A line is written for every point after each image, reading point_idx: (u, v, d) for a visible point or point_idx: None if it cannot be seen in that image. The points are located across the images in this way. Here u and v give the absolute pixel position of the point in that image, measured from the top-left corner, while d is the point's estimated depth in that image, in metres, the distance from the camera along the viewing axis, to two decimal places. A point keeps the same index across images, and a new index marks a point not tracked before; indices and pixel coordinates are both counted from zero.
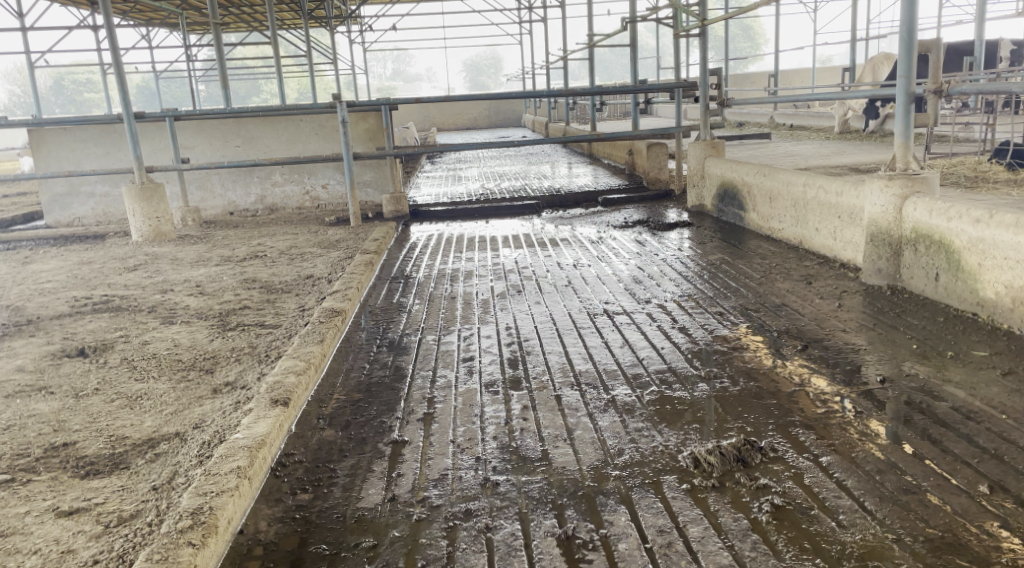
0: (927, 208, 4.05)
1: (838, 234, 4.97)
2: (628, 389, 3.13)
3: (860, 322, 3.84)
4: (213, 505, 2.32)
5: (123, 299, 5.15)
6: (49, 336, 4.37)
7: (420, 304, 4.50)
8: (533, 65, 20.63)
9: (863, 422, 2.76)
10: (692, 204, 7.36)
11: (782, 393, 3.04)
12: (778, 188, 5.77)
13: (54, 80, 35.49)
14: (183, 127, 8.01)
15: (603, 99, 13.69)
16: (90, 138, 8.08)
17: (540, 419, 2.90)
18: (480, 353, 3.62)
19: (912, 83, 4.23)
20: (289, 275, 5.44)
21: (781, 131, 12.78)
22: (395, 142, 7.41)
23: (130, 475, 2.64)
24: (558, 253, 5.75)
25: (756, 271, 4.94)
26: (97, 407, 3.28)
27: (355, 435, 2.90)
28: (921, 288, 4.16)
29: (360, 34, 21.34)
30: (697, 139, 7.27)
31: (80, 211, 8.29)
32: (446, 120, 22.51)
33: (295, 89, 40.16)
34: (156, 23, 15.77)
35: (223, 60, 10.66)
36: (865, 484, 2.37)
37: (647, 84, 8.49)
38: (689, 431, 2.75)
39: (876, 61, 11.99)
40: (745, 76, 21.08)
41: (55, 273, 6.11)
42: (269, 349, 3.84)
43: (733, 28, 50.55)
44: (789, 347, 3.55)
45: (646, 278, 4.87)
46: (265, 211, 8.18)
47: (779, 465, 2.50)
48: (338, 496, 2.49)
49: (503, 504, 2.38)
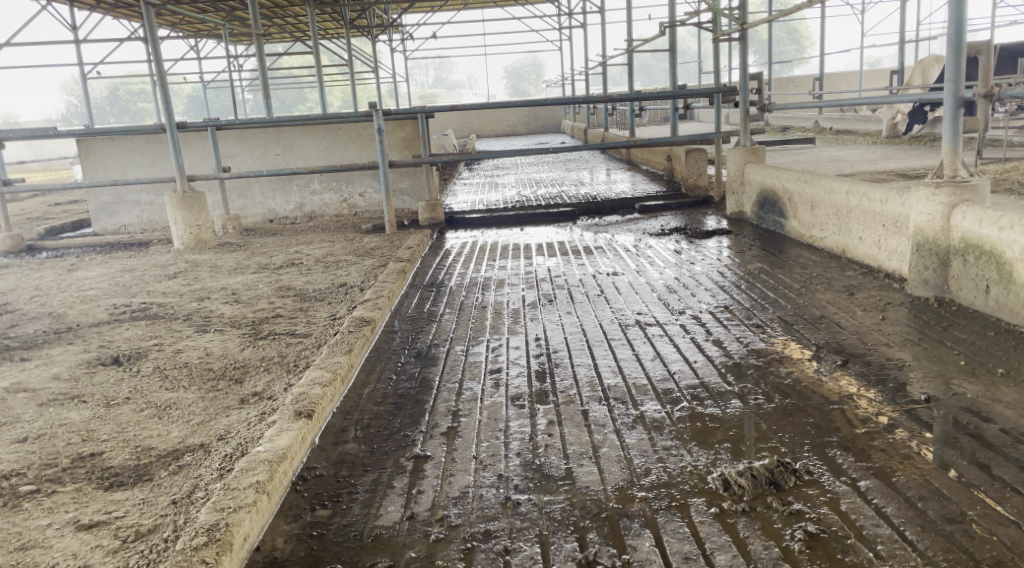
0: (977, 217, 3.88)
1: (883, 243, 4.81)
2: (658, 404, 3.04)
3: (904, 336, 3.69)
4: (229, 521, 2.30)
5: (160, 307, 5.20)
6: (86, 344, 4.42)
7: (450, 313, 4.46)
8: (574, 71, 20.58)
9: (905, 444, 2.63)
10: (732, 212, 7.21)
11: (819, 411, 2.92)
12: (820, 195, 5.61)
13: (110, 90, 36.58)
14: (224, 137, 8.09)
15: (642, 104, 13.54)
16: (136, 148, 8.20)
17: (566, 435, 2.83)
18: (508, 365, 3.56)
19: (961, 87, 4.06)
20: (323, 283, 5.44)
21: (827, 135, 12.53)
22: (431, 150, 7.37)
23: (151, 488, 2.63)
24: (593, 261, 5.67)
25: (797, 281, 4.80)
26: (126, 416, 3.29)
27: (378, 449, 2.85)
28: (970, 300, 3.99)
29: (402, 43, 21.49)
30: (736, 145, 7.15)
31: (126, 219, 8.43)
32: (486, 127, 22.48)
33: (339, 97, 40.65)
34: (204, 35, 16.06)
35: (265, 70, 10.73)
36: (906, 512, 2.25)
37: (686, 89, 8.35)
38: (721, 451, 2.65)
39: (926, 64, 11.68)
40: (790, 80, 20.70)
41: (97, 280, 6.20)
42: (298, 359, 3.83)
43: (779, 31, 49.97)
44: (828, 362, 3.42)
45: (681, 288, 4.76)
46: (304, 218, 8.23)
47: (813, 489, 2.39)
48: (356, 513, 2.45)
49: (523, 525, 2.31)
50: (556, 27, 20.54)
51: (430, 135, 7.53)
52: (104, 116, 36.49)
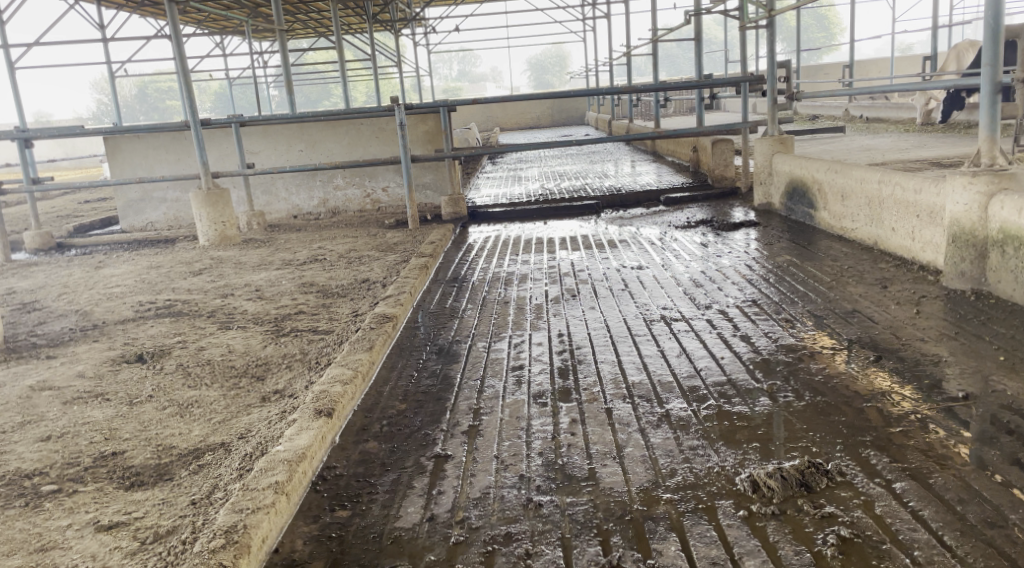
0: (1016, 207, 3.76)
1: (916, 235, 4.69)
2: (683, 403, 2.97)
3: (940, 331, 3.58)
4: (248, 523, 2.28)
5: (184, 303, 5.20)
6: (111, 342, 4.43)
7: (473, 309, 4.41)
8: (598, 62, 20.43)
9: (942, 443, 2.54)
10: (759, 203, 7.09)
11: (851, 410, 2.83)
12: (851, 186, 5.49)
13: (139, 88, 37.04)
14: (248, 133, 8.10)
15: (668, 94, 13.38)
16: (162, 146, 8.25)
17: (589, 434, 2.77)
18: (530, 362, 3.51)
19: (999, 72, 3.94)
20: (345, 279, 5.42)
21: (857, 123, 12.31)
22: (454, 144, 7.32)
23: (171, 488, 2.61)
24: (617, 255, 5.59)
25: (827, 274, 4.70)
26: (148, 415, 3.28)
27: (398, 448, 2.82)
28: (1010, 292, 3.86)
29: (426, 37, 21.44)
30: (764, 135, 7.03)
31: (153, 217, 8.48)
32: (510, 119, 22.57)
33: (364, 92, 40.79)
34: (229, 31, 16.13)
35: (288, 66, 10.70)
36: (945, 515, 2.16)
37: (712, 78, 8.21)
38: (749, 451, 2.58)
39: (960, 49, 11.42)
40: (817, 68, 20.33)
41: (124, 278, 6.23)
42: (319, 356, 3.80)
43: (807, 19, 49.33)
44: (860, 358, 3.32)
45: (708, 282, 4.67)
46: (327, 214, 8.23)
47: (846, 491, 2.31)
48: (376, 514, 2.41)
49: (545, 528, 2.26)
50: (580, 18, 20.38)
51: (452, 129, 7.47)
52: (133, 115, 36.90)
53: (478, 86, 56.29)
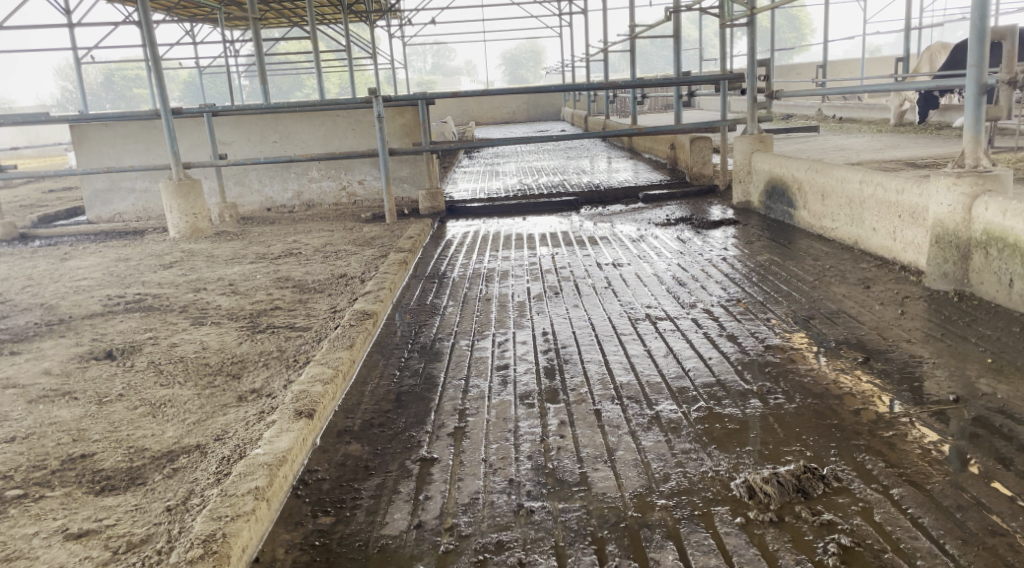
0: (1001, 208, 3.75)
1: (898, 235, 4.68)
2: (673, 404, 2.91)
3: (926, 332, 3.56)
4: (227, 531, 2.18)
5: (155, 298, 5.05)
6: (78, 337, 4.28)
7: (454, 306, 4.33)
8: (575, 57, 20.38)
9: (937, 448, 2.51)
10: (738, 201, 7.07)
11: (843, 413, 2.79)
12: (832, 185, 5.48)
13: (105, 75, 36.30)
14: (221, 123, 7.92)
15: (644, 91, 13.37)
16: (131, 135, 8.03)
17: (579, 436, 2.70)
18: (515, 361, 3.43)
19: (984, 73, 3.93)
20: (322, 274, 5.30)
21: (832, 123, 12.39)
22: (432, 138, 7.21)
23: (145, 493, 2.50)
24: (598, 252, 5.53)
25: (809, 273, 4.68)
26: (119, 415, 3.16)
27: (382, 450, 2.73)
28: (993, 293, 3.86)
29: (401, 29, 21.24)
30: (743, 134, 7.01)
31: (121, 207, 8.27)
32: (485, 114, 22.42)
33: (337, 84, 40.38)
34: (199, 19, 15.80)
35: (261, 55, 10.46)
36: (944, 523, 2.13)
37: (691, 75, 8.17)
38: (742, 455, 2.53)
39: (932, 51, 11.54)
40: (790, 67, 20.48)
41: (91, 270, 6.04)
42: (297, 354, 3.69)
43: (779, 19, 49.76)
44: (848, 360, 3.29)
45: (690, 280, 4.63)
46: (302, 207, 8.08)
47: (844, 497, 2.27)
48: (361, 521, 2.33)
49: (538, 535, 2.19)
50: (556, 13, 20.29)
51: (430, 122, 7.35)
52: (99, 103, 36.13)
53: (452, 79, 55.98)
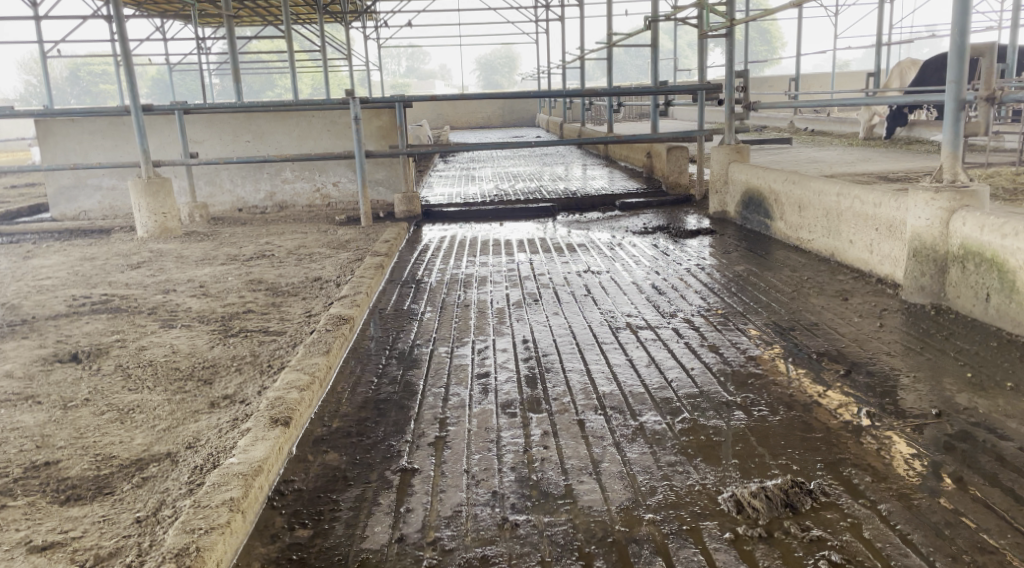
0: (978, 223, 3.78)
1: (875, 247, 4.71)
2: (657, 415, 2.88)
3: (905, 345, 3.57)
4: (201, 545, 2.10)
5: (123, 299, 4.92)
6: (42, 339, 4.14)
7: (432, 311, 4.27)
8: (551, 64, 20.42)
9: (922, 462, 2.50)
10: (714, 211, 7.09)
11: (827, 427, 2.77)
12: (809, 197, 5.50)
13: (71, 71, 35.75)
14: (193, 121, 7.77)
15: (620, 99, 13.39)
16: (98, 131, 7.85)
17: (563, 447, 2.65)
18: (496, 369, 3.38)
19: (963, 89, 3.97)
20: (296, 277, 5.20)
21: (804, 136, 12.52)
22: (409, 141, 7.13)
23: (113, 504, 2.40)
24: (576, 259, 5.50)
25: (787, 284, 4.68)
26: (85, 420, 3.04)
27: (361, 460, 2.66)
28: (969, 308, 3.89)
29: (376, 32, 21.12)
30: (720, 144, 7.03)
31: (87, 205, 8.07)
32: (460, 118, 22.44)
33: (309, 86, 40.10)
34: (170, 15, 15.57)
35: (234, 53, 10.25)
36: (934, 540, 2.12)
37: (669, 84, 8.17)
38: (729, 468, 2.50)
39: (903, 67, 11.70)
40: (763, 79, 20.69)
41: (55, 269, 5.88)
42: (271, 359, 3.60)
43: (751, 32, 50.36)
44: (830, 372, 3.28)
45: (669, 289, 4.62)
46: (274, 208, 7.95)
47: (833, 513, 2.25)
48: (340, 534, 2.26)
49: (524, 550, 2.15)
50: (533, 19, 20.28)
51: (406, 125, 7.27)
52: (65, 98, 35.51)
53: (427, 83, 55.88)
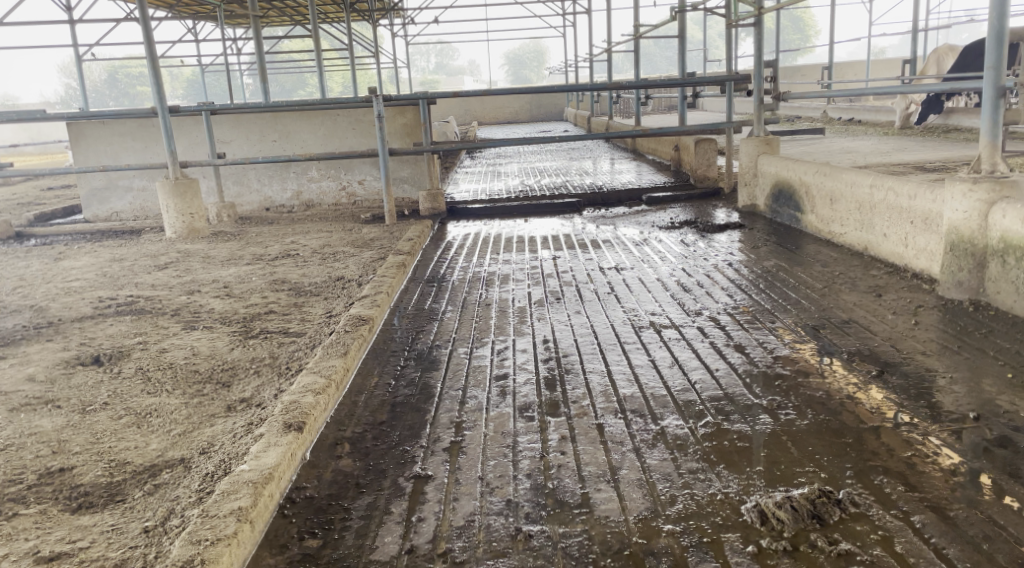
0: (1019, 216, 3.61)
1: (910, 241, 4.55)
2: (680, 419, 2.78)
3: (941, 344, 3.43)
4: (206, 557, 2.06)
5: (147, 300, 4.93)
6: (66, 341, 4.15)
7: (453, 311, 4.21)
8: (580, 58, 20.28)
9: (958, 470, 2.38)
10: (745, 204, 6.94)
11: (857, 431, 2.65)
12: (841, 189, 5.34)
13: (109, 73, 36.39)
14: (219, 121, 7.79)
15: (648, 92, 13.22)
16: (128, 132, 7.91)
17: (580, 453, 2.57)
18: (515, 371, 3.31)
19: (1002, 75, 3.80)
20: (319, 277, 5.17)
21: (838, 125, 12.26)
22: (433, 138, 7.06)
23: (123, 512, 2.38)
24: (601, 256, 5.40)
25: (818, 280, 4.54)
26: (102, 425, 3.03)
27: (374, 466, 2.60)
28: (1009, 304, 3.72)
29: (404, 29, 21.12)
30: (750, 136, 6.87)
31: (118, 206, 8.14)
32: (488, 114, 22.36)
33: (340, 84, 40.34)
34: (200, 16, 15.67)
35: (262, 54, 10.23)
36: (970, 556, 2.01)
37: (696, 76, 8.01)
38: (754, 476, 2.40)
39: (940, 53, 11.39)
40: (795, 69, 20.35)
41: (84, 271, 5.92)
42: (290, 361, 3.56)
43: (784, 20, 49.68)
44: (861, 373, 3.15)
45: (695, 286, 4.51)
46: (301, 207, 7.95)
47: (862, 525, 2.14)
48: (350, 545, 2.20)
49: (537, 563, 2.08)
50: (561, 12, 20.12)
51: (430, 121, 7.19)
52: (102, 100, 36.14)
53: (456, 78, 55.89)
